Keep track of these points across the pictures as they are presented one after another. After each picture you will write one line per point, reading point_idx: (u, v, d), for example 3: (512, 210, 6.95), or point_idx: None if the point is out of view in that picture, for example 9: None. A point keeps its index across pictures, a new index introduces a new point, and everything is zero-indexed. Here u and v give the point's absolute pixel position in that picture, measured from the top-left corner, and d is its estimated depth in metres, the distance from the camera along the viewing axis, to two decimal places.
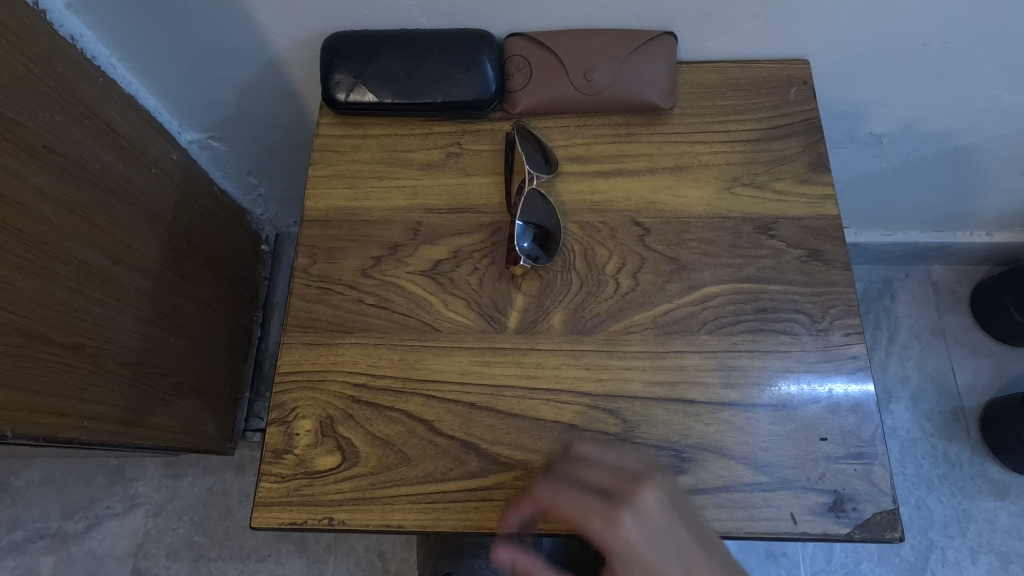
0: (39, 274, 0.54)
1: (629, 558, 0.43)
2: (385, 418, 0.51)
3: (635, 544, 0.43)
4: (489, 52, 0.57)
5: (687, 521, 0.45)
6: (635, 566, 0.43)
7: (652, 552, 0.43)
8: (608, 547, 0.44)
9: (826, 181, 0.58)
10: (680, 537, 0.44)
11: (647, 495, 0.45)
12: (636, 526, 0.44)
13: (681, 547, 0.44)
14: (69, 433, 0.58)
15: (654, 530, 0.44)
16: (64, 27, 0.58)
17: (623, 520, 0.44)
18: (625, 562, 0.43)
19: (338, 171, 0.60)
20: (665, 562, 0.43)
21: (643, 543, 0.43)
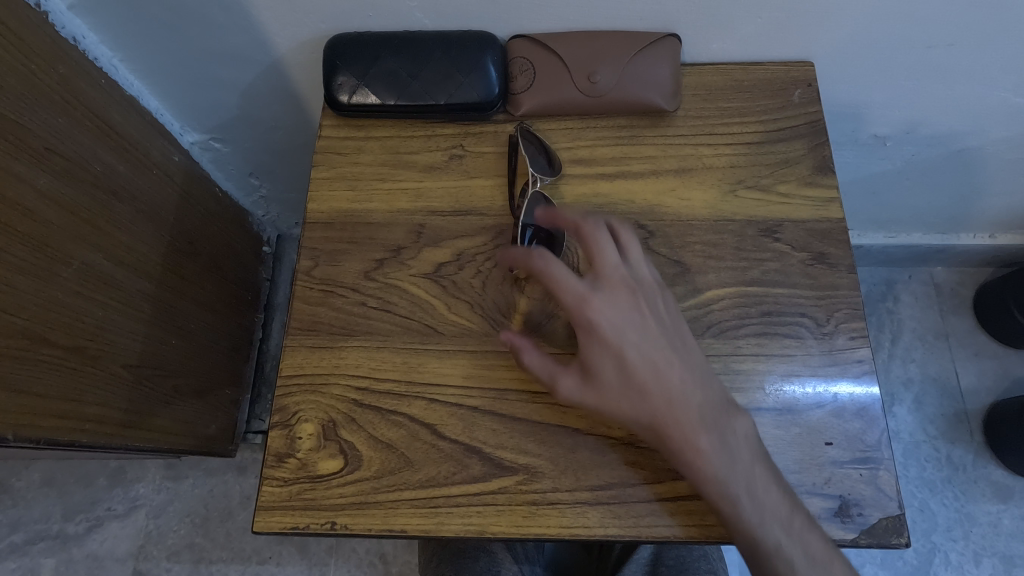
0: (41, 276, 0.54)
1: (593, 332, 0.48)
2: (388, 422, 0.51)
3: (600, 322, 0.48)
4: (492, 54, 0.57)
5: (657, 319, 0.49)
6: (601, 341, 0.47)
7: (620, 331, 0.48)
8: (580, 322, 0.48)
9: (831, 184, 0.57)
10: (647, 327, 0.48)
11: (619, 287, 0.49)
12: (608, 308, 0.48)
13: (644, 334, 0.48)
14: (70, 436, 0.58)
15: (626, 314, 0.48)
16: (66, 29, 0.58)
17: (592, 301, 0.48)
18: (591, 335, 0.48)
19: (341, 173, 0.59)
20: (630, 341, 0.47)
21: (612, 323, 0.48)
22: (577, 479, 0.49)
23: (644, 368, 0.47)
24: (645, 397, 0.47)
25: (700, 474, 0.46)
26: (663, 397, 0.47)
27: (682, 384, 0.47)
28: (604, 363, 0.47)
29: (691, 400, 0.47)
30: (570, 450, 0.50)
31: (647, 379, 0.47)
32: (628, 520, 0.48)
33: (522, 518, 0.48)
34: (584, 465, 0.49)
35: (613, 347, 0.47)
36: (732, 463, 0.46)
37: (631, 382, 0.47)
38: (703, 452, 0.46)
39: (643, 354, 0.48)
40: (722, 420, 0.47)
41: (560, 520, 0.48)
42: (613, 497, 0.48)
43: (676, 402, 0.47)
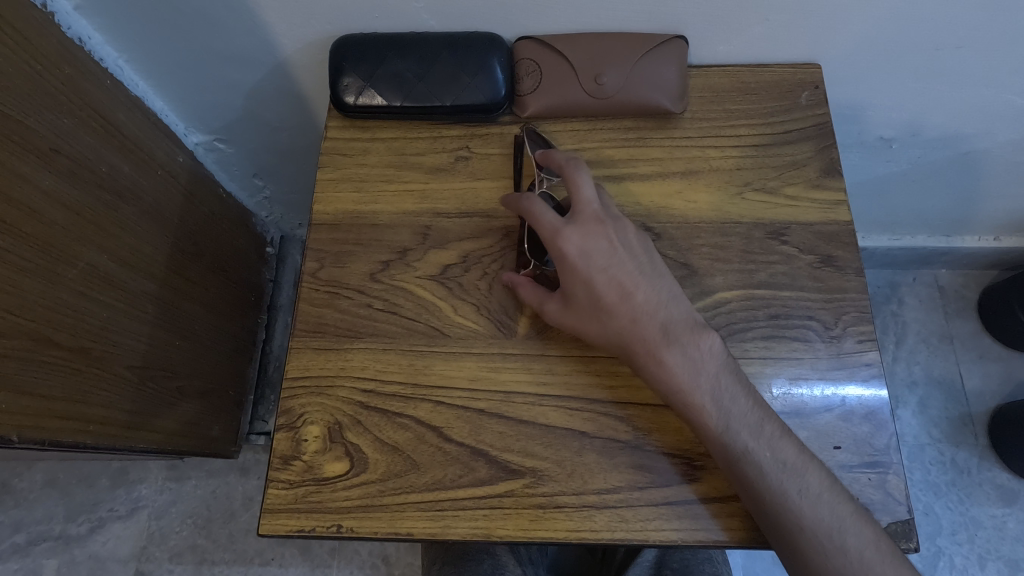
0: (46, 277, 0.54)
1: (563, 260, 0.49)
2: (394, 425, 0.50)
3: (570, 249, 0.49)
4: (499, 55, 0.57)
5: (627, 246, 0.50)
6: (572, 268, 0.48)
7: (589, 256, 0.48)
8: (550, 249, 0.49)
9: (838, 187, 0.57)
10: (616, 251, 0.49)
11: (591, 214, 0.50)
12: (578, 235, 0.49)
13: (612, 256, 0.49)
14: (75, 438, 0.58)
15: (594, 239, 0.49)
16: (72, 29, 0.58)
17: (563, 230, 0.49)
18: (562, 262, 0.49)
19: (347, 175, 0.59)
20: (598, 265, 0.48)
21: (582, 249, 0.48)
22: (584, 483, 0.49)
23: (611, 291, 0.48)
24: (612, 318, 0.48)
25: (670, 390, 0.47)
26: (630, 317, 0.48)
27: (649, 305, 0.48)
28: (574, 288, 0.49)
29: (658, 320, 0.48)
30: (577, 453, 0.49)
31: (614, 303, 0.48)
32: (635, 524, 0.48)
33: (529, 522, 0.48)
34: (591, 468, 0.49)
35: (582, 271, 0.48)
36: (699, 382, 0.47)
37: (598, 305, 0.48)
38: (670, 372, 0.47)
39: (611, 276, 0.48)
40: (689, 340, 0.48)
41: (567, 524, 0.48)
42: (620, 501, 0.48)
43: (643, 323, 0.48)
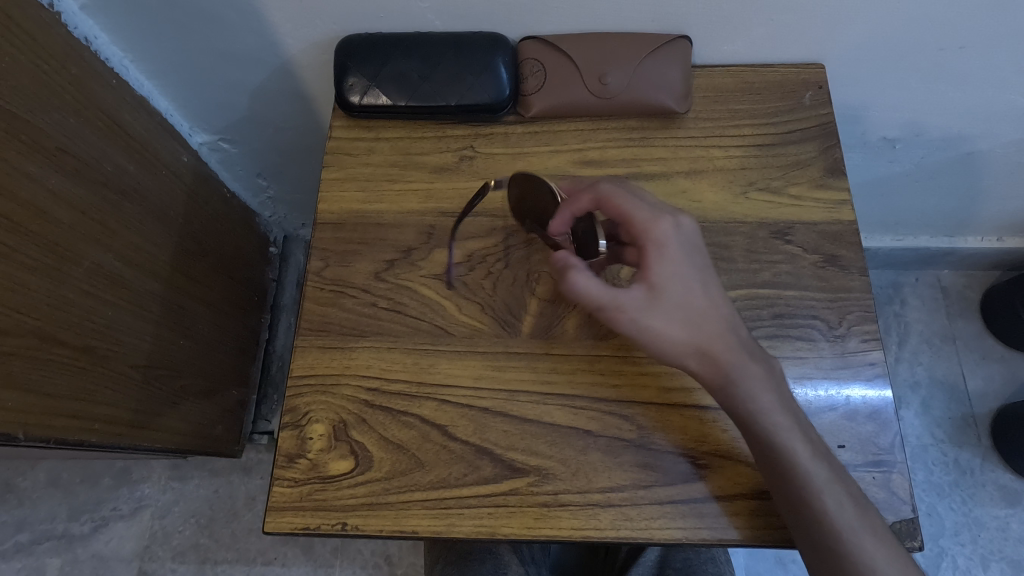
0: (52, 276, 0.54)
1: (661, 250, 0.47)
2: (398, 423, 0.51)
3: (670, 242, 0.47)
4: (503, 55, 0.57)
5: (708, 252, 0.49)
6: (666, 262, 0.47)
7: (690, 251, 0.47)
8: (651, 236, 0.47)
9: (842, 186, 0.57)
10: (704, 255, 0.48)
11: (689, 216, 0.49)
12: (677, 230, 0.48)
13: (704, 261, 0.48)
14: (80, 436, 0.58)
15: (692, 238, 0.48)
16: (79, 29, 0.58)
17: (665, 222, 0.47)
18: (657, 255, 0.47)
19: (351, 174, 0.59)
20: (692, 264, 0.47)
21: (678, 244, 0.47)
22: (589, 481, 0.49)
23: (700, 292, 0.47)
24: (705, 318, 0.47)
25: (747, 396, 0.46)
26: (719, 321, 0.47)
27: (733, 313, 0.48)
28: (664, 281, 0.47)
29: (741, 329, 0.47)
30: (581, 452, 0.49)
31: (702, 303, 0.47)
32: (640, 522, 0.48)
33: (534, 520, 0.48)
34: (595, 466, 0.49)
35: (681, 265, 0.47)
36: (779, 394, 0.46)
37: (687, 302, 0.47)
38: (755, 379, 0.46)
39: (701, 279, 0.47)
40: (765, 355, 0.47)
41: (572, 523, 0.48)
42: (624, 499, 0.48)
43: (729, 328, 0.47)
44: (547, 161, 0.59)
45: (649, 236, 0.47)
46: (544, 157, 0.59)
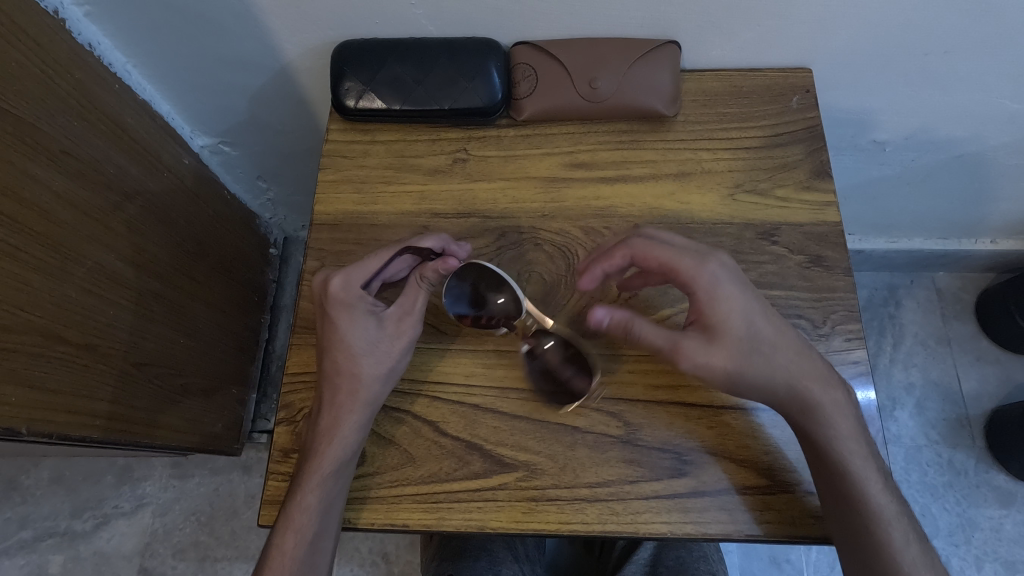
0: (56, 275, 0.55)
1: (714, 294, 0.47)
2: (391, 419, 0.52)
3: (720, 284, 0.47)
4: (495, 61, 0.58)
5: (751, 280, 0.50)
6: (725, 300, 0.47)
7: (743, 285, 0.48)
8: (702, 279, 0.48)
9: (828, 188, 0.58)
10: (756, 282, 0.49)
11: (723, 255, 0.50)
12: (721, 270, 0.48)
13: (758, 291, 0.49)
14: (82, 432, 0.59)
15: (738, 271, 0.49)
16: (82, 35, 0.60)
17: (710, 265, 0.48)
18: (712, 295, 0.47)
19: (347, 177, 0.61)
20: (744, 299, 0.48)
21: (727, 283, 0.48)
22: (576, 476, 0.50)
23: (763, 328, 0.47)
24: (778, 352, 0.47)
25: (828, 422, 0.47)
26: (792, 351, 0.48)
27: (799, 340, 0.49)
28: (727, 322, 0.47)
29: (812, 354, 0.48)
30: (569, 448, 0.51)
31: (765, 340, 0.47)
32: (625, 516, 0.49)
33: (522, 514, 0.49)
34: (583, 462, 0.50)
35: (743, 301, 0.47)
36: (855, 415, 0.48)
37: (752, 340, 0.47)
38: (838, 405, 0.47)
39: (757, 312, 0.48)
40: (839, 377, 0.49)
41: (559, 517, 0.49)
42: (610, 494, 0.49)
43: (800, 360, 0.48)
44: (538, 163, 0.60)
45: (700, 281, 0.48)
46: (536, 159, 0.60)
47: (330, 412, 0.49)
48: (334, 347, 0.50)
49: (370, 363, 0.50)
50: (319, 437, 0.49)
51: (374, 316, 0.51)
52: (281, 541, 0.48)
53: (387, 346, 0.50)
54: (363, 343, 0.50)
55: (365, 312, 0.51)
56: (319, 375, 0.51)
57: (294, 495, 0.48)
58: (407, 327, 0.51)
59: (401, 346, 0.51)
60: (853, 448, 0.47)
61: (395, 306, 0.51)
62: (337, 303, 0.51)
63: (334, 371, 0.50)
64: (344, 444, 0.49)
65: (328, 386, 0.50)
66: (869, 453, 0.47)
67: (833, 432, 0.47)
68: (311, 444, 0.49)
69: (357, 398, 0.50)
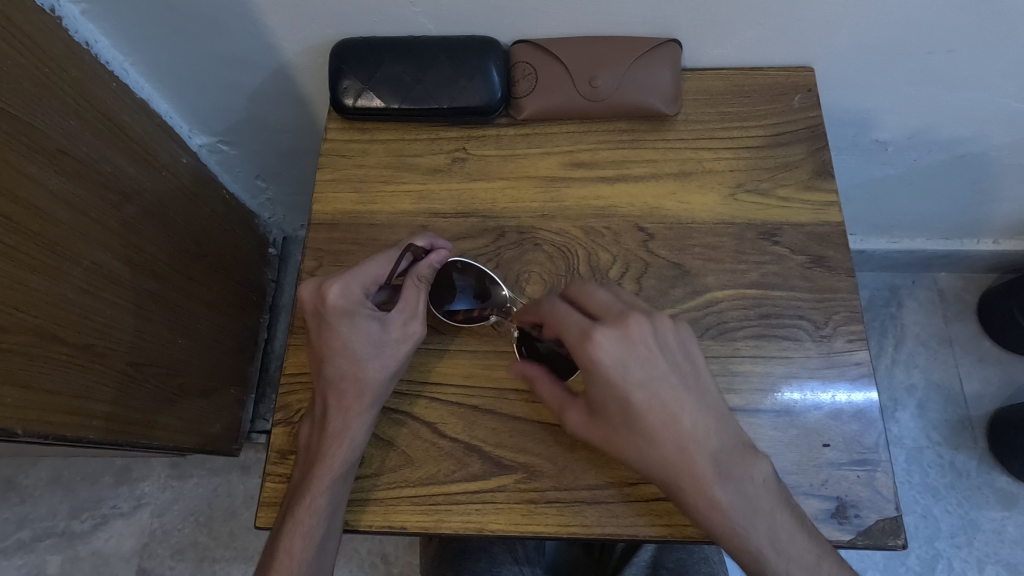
0: (53, 274, 0.55)
1: (597, 374, 0.44)
2: (389, 420, 0.51)
3: (606, 364, 0.44)
4: (495, 59, 0.58)
5: (667, 352, 0.45)
6: (610, 382, 0.44)
7: (625, 371, 0.44)
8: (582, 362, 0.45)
9: (830, 188, 0.58)
10: (656, 365, 0.44)
11: (636, 325, 0.44)
12: (613, 348, 0.44)
13: (650, 375, 0.44)
14: (78, 433, 0.59)
15: (634, 353, 0.44)
16: (79, 33, 0.60)
17: (600, 341, 0.44)
18: (596, 374, 0.44)
19: (346, 176, 0.60)
20: (637, 381, 0.44)
21: (615, 363, 0.44)
22: (576, 478, 0.49)
23: (654, 411, 0.44)
24: (652, 445, 0.44)
25: (706, 513, 0.44)
26: (674, 442, 0.44)
27: (697, 430, 0.44)
28: (609, 404, 0.45)
29: (704, 446, 0.44)
30: (569, 449, 0.50)
31: (656, 425, 0.44)
32: (626, 519, 0.48)
33: (522, 516, 0.49)
34: (582, 464, 0.50)
35: (619, 391, 0.44)
36: (749, 507, 0.44)
37: (635, 424, 0.44)
38: (717, 503, 0.44)
39: (650, 394, 0.44)
40: (740, 469, 0.45)
41: (558, 519, 0.48)
42: (610, 497, 0.49)
43: (682, 452, 0.44)
44: (538, 163, 0.60)
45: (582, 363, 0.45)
46: (536, 159, 0.60)
47: (336, 418, 0.49)
48: (335, 353, 0.49)
49: (375, 367, 0.49)
50: (324, 441, 0.48)
51: (378, 319, 0.50)
52: (289, 544, 0.48)
53: (392, 351, 0.49)
54: (364, 349, 0.49)
55: (368, 316, 0.50)
56: (320, 380, 0.50)
57: (299, 499, 0.48)
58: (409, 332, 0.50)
59: (405, 351, 0.50)
60: (744, 537, 0.45)
61: (396, 311, 0.50)
62: (338, 311, 0.49)
63: (337, 376, 0.49)
64: (352, 447, 0.49)
65: (332, 390, 0.49)
66: (771, 543, 0.44)
67: (713, 525, 0.45)
68: (316, 448, 0.49)
69: (364, 402, 0.49)
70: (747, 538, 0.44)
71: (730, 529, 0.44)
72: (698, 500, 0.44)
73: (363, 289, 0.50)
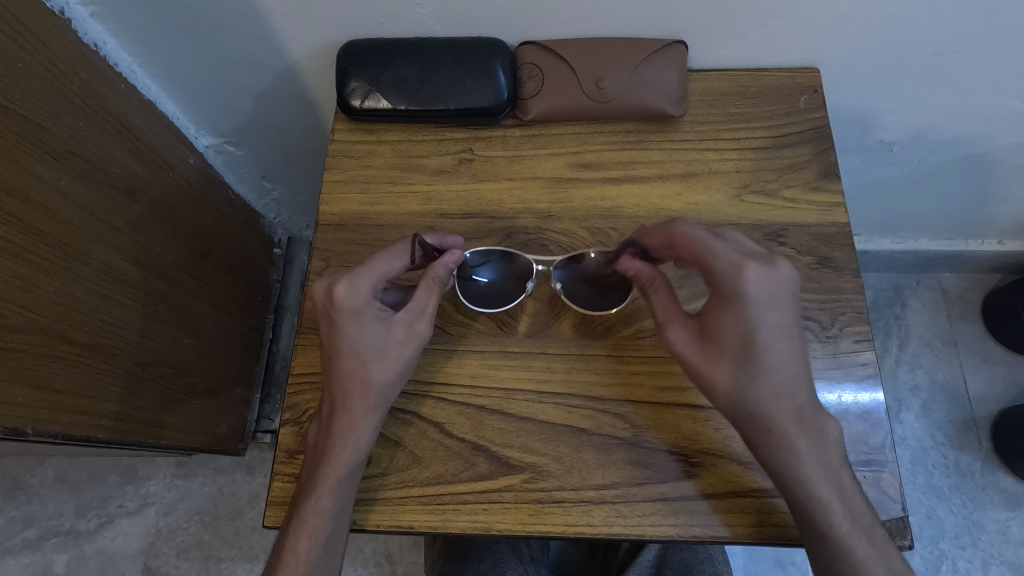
0: (62, 275, 0.55)
1: (736, 300, 0.44)
2: (396, 420, 0.52)
3: (748, 292, 0.44)
4: (502, 60, 0.58)
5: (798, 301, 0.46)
6: (739, 314, 0.44)
7: (760, 306, 0.44)
8: (723, 286, 0.45)
9: (836, 189, 0.58)
10: (785, 311, 0.45)
11: (784, 266, 0.45)
12: (759, 281, 0.44)
13: (781, 318, 0.44)
14: (87, 431, 0.59)
15: (773, 293, 0.44)
16: (88, 35, 0.60)
17: (749, 270, 0.44)
18: (728, 302, 0.45)
19: (353, 177, 0.61)
20: (766, 321, 0.44)
21: (757, 297, 0.44)
22: (582, 478, 0.50)
23: (775, 350, 0.45)
24: (758, 382, 0.45)
25: (787, 458, 0.45)
26: (777, 385, 0.45)
27: (800, 377, 0.45)
28: (728, 333, 0.45)
29: (800, 393, 0.45)
30: (576, 449, 0.50)
31: (772, 362, 0.45)
32: (632, 519, 0.48)
33: (528, 516, 0.49)
34: (589, 464, 0.50)
35: (749, 325, 0.44)
36: (822, 461, 0.45)
37: (750, 356, 0.45)
38: (797, 450, 0.45)
39: (776, 335, 0.45)
40: (822, 423, 0.46)
41: (565, 519, 0.49)
42: (617, 496, 0.49)
43: (783, 395, 0.45)
44: (545, 163, 0.60)
45: (722, 289, 0.45)
46: (542, 160, 0.60)
47: (343, 418, 0.49)
48: (340, 353, 0.49)
49: (379, 368, 0.49)
50: (330, 441, 0.48)
51: (383, 321, 0.49)
52: (294, 545, 0.48)
53: (397, 352, 0.49)
54: (371, 352, 0.49)
55: (375, 318, 0.49)
56: (326, 380, 0.50)
57: (306, 500, 0.48)
58: (415, 334, 0.50)
59: (410, 353, 0.50)
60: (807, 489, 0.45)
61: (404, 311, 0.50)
62: (346, 311, 0.48)
63: (341, 376, 0.49)
64: (357, 447, 0.49)
65: (336, 391, 0.49)
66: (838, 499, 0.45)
67: (789, 473, 0.46)
68: (321, 448, 0.49)
69: (369, 402, 0.49)
70: (807, 490, 0.45)
71: (795, 478, 0.45)
72: (780, 441, 0.45)
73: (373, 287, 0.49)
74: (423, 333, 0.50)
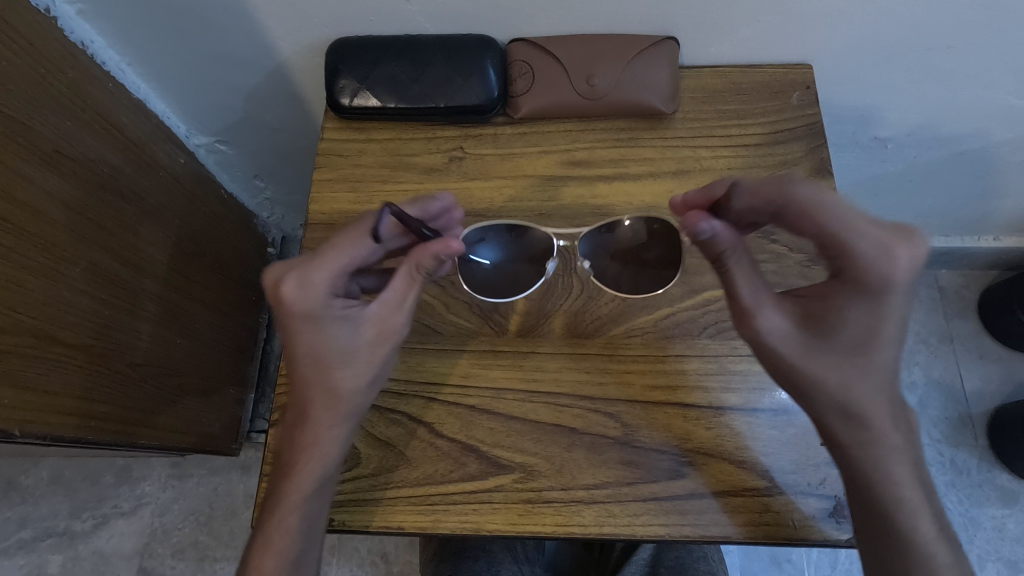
0: (50, 275, 0.55)
1: (878, 287, 0.42)
2: (385, 420, 0.51)
3: (893, 279, 0.42)
4: (492, 57, 0.58)
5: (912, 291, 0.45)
6: (869, 305, 0.43)
7: (892, 298, 0.43)
8: (866, 271, 0.42)
9: (829, 186, 0.58)
10: (909, 302, 0.44)
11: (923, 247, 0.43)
12: (906, 270, 0.42)
13: (906, 310, 0.44)
14: (76, 433, 0.59)
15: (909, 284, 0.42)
16: (75, 34, 0.59)
17: (898, 253, 0.41)
18: (863, 292, 0.43)
19: (343, 175, 0.60)
20: (889, 313, 0.43)
21: (897, 286, 0.42)
22: (573, 478, 0.49)
23: (886, 340, 0.44)
24: (866, 372, 0.45)
25: (880, 451, 0.46)
26: (880, 374, 0.45)
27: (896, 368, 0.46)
28: (851, 322, 0.44)
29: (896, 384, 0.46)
30: (566, 449, 0.50)
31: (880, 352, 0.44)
32: (623, 519, 0.48)
33: (518, 516, 0.49)
34: (580, 463, 0.50)
35: (874, 316, 0.43)
36: (911, 458, 0.46)
37: (866, 345, 0.44)
38: (889, 444, 0.46)
39: (895, 327, 0.44)
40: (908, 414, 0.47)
41: (555, 519, 0.48)
42: (608, 496, 0.49)
43: (885, 384, 0.45)
44: (536, 161, 0.60)
45: (860, 278, 0.43)
46: (533, 157, 0.60)
47: (310, 429, 0.48)
48: (303, 362, 0.47)
49: (346, 376, 0.47)
50: (297, 453, 0.48)
51: (349, 323, 0.47)
52: (262, 561, 0.47)
53: (365, 358, 0.48)
54: (334, 357, 0.47)
55: (339, 321, 0.46)
56: (291, 390, 0.49)
57: (274, 514, 0.47)
58: (386, 336, 0.48)
59: (380, 355, 0.48)
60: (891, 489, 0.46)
61: (375, 309, 0.47)
62: (302, 317, 0.45)
63: (306, 386, 0.48)
64: (324, 459, 0.48)
65: (302, 402, 0.48)
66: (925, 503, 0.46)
67: (880, 469, 0.46)
68: (287, 461, 0.48)
69: (336, 413, 0.48)
70: (897, 490, 0.45)
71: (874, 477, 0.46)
72: (875, 437, 0.46)
73: (335, 285, 0.46)
74: (396, 331, 0.48)
